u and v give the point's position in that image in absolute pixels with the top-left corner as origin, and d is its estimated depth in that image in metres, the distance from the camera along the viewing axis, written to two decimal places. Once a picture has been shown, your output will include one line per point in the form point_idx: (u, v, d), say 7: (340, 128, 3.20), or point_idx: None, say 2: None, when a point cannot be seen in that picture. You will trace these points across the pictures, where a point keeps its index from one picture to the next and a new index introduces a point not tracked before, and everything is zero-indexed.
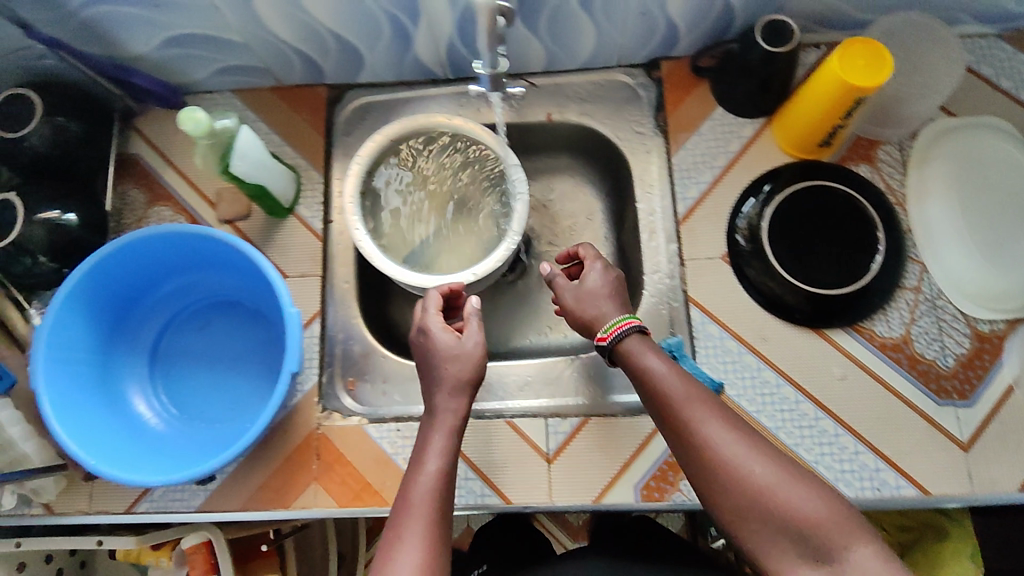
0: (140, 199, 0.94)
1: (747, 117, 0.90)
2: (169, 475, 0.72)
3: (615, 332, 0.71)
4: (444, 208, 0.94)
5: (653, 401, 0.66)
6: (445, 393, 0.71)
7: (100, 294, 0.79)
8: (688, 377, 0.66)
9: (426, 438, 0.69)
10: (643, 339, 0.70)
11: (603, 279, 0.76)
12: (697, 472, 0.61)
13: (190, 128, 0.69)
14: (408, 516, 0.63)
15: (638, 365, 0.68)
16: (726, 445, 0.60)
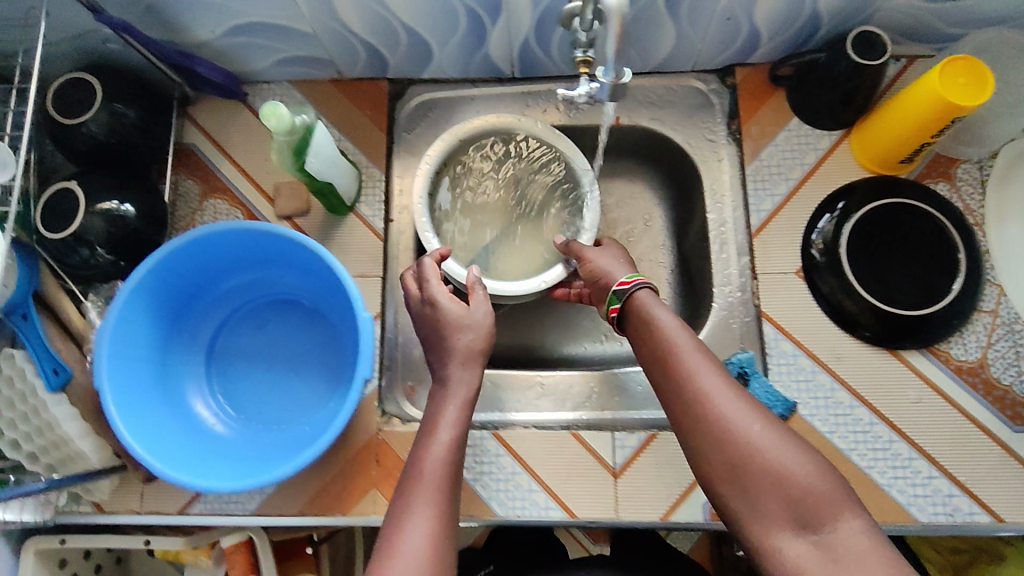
0: (194, 191, 0.91)
1: (824, 129, 0.88)
2: (238, 480, 0.71)
3: (635, 282, 0.73)
4: (509, 211, 0.93)
5: (658, 360, 0.67)
6: (458, 361, 0.73)
7: (164, 291, 0.77)
8: (696, 342, 0.67)
9: (437, 408, 0.70)
10: (656, 301, 0.71)
11: (613, 247, 0.81)
12: (695, 432, 0.62)
13: (273, 123, 0.66)
14: (418, 483, 0.64)
15: (650, 326, 0.69)
16: (728, 408, 0.61)
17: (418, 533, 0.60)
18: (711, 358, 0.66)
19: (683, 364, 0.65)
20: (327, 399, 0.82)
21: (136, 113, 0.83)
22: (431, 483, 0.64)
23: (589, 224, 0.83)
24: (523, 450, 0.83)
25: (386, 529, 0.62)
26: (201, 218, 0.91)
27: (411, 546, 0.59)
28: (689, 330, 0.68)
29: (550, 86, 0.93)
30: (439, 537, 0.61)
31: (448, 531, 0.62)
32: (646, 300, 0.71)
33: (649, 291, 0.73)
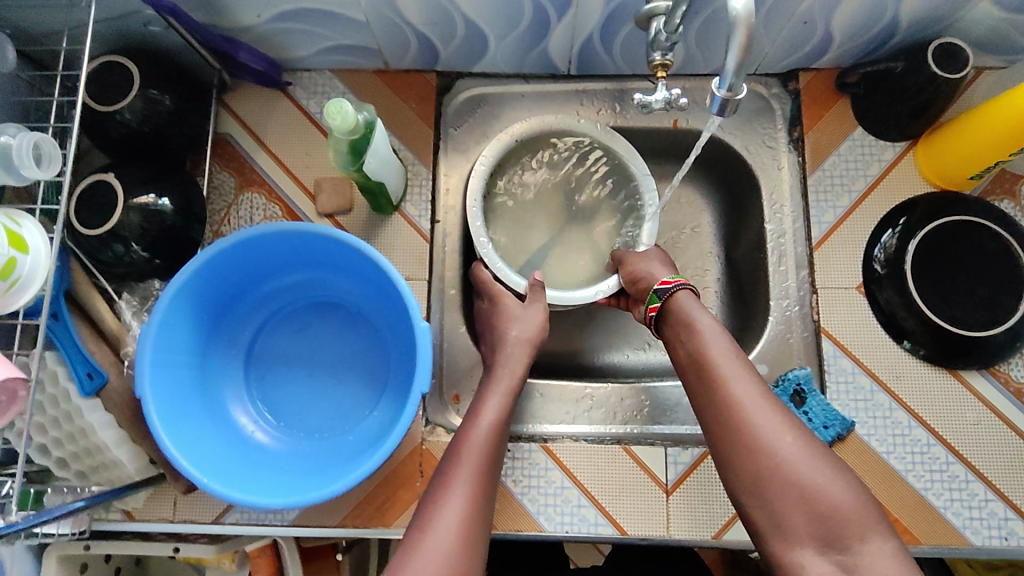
0: (229, 184, 0.87)
1: (889, 140, 0.85)
2: (284, 495, 0.67)
3: (677, 282, 0.71)
4: (560, 215, 0.91)
5: (692, 360, 0.66)
6: (509, 351, 0.76)
7: (206, 292, 0.73)
8: (731, 345, 0.65)
9: (483, 393, 0.72)
10: (694, 301, 0.70)
11: (657, 251, 0.79)
12: (723, 436, 0.61)
13: (338, 122, 0.64)
14: (459, 463, 0.65)
15: (687, 327, 0.67)
16: (760, 415, 0.59)
17: (453, 514, 0.60)
18: (746, 365, 0.63)
19: (716, 368, 0.63)
20: (371, 407, 0.78)
21: (172, 100, 0.78)
22: (472, 464, 0.65)
23: (648, 233, 0.82)
24: (571, 464, 0.80)
25: (423, 507, 0.62)
26: (237, 214, 0.86)
27: (445, 524, 0.59)
28: (725, 332, 0.66)
29: (606, 86, 0.90)
30: (473, 519, 0.61)
31: (483, 517, 0.62)
32: (685, 300, 0.70)
33: (688, 292, 0.71)
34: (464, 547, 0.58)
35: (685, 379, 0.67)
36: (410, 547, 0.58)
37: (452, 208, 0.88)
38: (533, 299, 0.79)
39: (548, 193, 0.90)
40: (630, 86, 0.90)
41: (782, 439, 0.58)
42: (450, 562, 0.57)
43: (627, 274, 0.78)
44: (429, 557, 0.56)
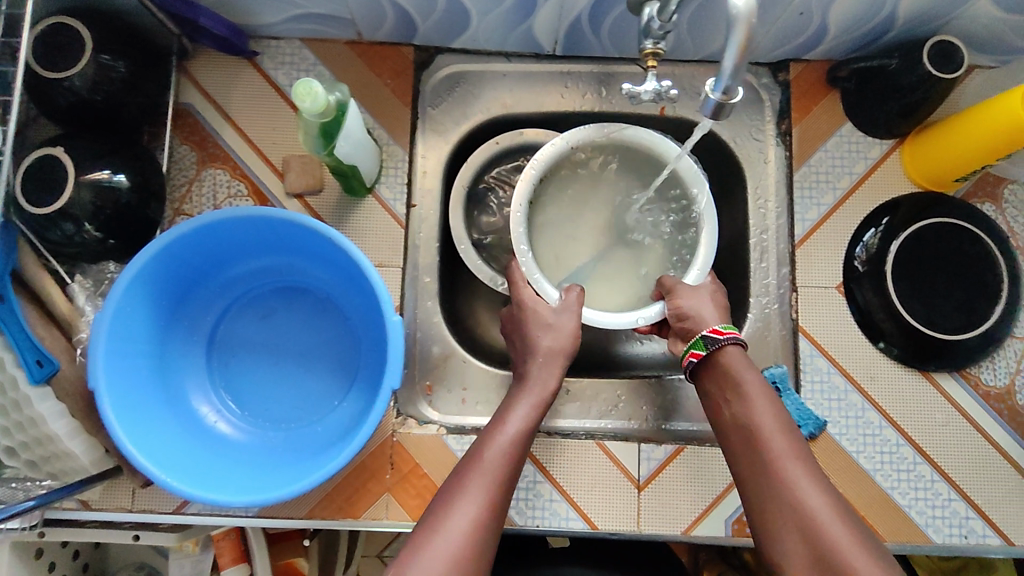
0: (190, 158, 0.82)
1: (876, 138, 0.84)
2: (246, 494, 0.65)
3: (730, 335, 0.69)
4: (606, 237, 0.88)
5: (735, 420, 0.65)
6: (540, 363, 0.74)
7: (166, 278, 0.70)
8: (781, 414, 0.63)
9: (510, 403, 0.71)
10: (746, 358, 0.68)
11: (711, 290, 0.76)
12: (763, 504, 0.59)
13: (307, 104, 0.60)
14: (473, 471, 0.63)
15: (734, 386, 0.66)
16: (803, 487, 0.57)
17: (461, 526, 0.59)
18: (796, 439, 0.61)
19: (764, 438, 0.61)
20: (340, 397, 0.76)
21: (128, 67, 0.73)
22: (488, 474, 0.63)
23: (701, 259, 0.78)
24: (544, 457, 0.79)
25: (431, 512, 0.61)
26: (198, 190, 0.81)
27: (449, 534, 0.58)
28: (778, 402, 0.64)
29: (591, 68, 0.87)
30: (480, 536, 0.59)
31: (491, 534, 0.60)
32: (734, 356, 0.68)
33: (739, 347, 0.69)
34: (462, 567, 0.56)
35: (729, 444, 0.66)
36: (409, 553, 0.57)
37: (428, 192, 0.85)
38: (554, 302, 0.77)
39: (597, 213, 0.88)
40: (617, 70, 0.87)
41: (826, 518, 0.55)
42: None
43: (673, 308, 0.75)
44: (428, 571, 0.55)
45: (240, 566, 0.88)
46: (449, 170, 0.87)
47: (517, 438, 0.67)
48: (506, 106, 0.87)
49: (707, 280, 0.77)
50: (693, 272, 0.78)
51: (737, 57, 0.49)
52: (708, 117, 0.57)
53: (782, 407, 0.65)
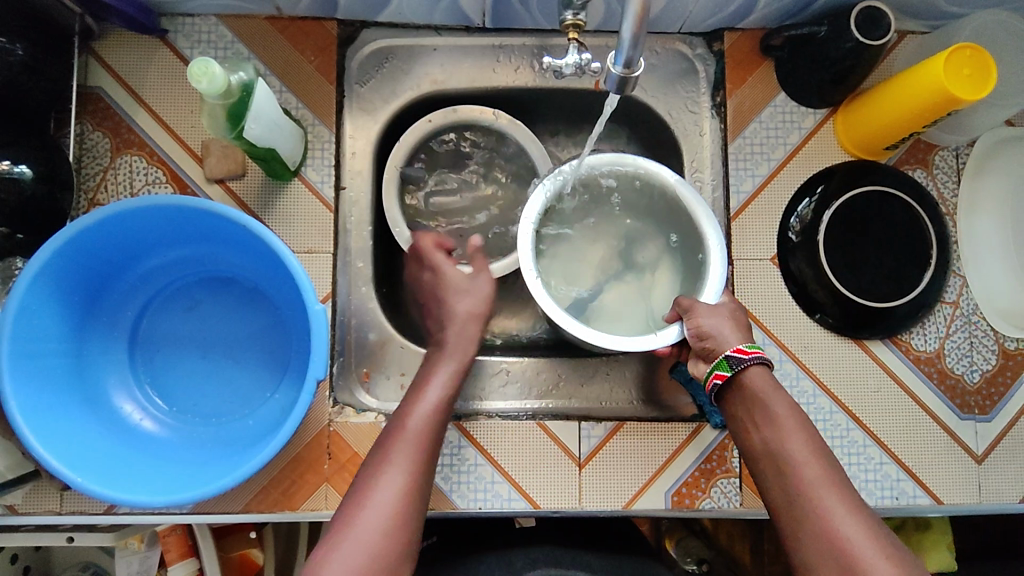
0: (104, 145, 0.77)
1: (810, 107, 0.84)
2: (173, 493, 0.63)
3: (756, 354, 0.62)
4: (611, 268, 0.85)
5: (767, 449, 0.59)
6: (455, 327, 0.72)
7: (73, 276, 0.67)
8: (814, 440, 0.59)
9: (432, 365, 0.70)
10: (772, 379, 0.62)
11: (730, 307, 0.69)
12: (802, 539, 0.55)
13: (203, 84, 0.59)
14: (390, 450, 0.62)
15: (764, 410, 0.60)
16: (845, 521, 0.54)
17: (390, 493, 0.60)
18: (831, 466, 0.57)
19: (798, 465, 0.57)
20: (272, 389, 0.74)
21: (27, 51, 0.69)
22: (406, 451, 0.62)
23: (714, 271, 0.71)
24: (483, 439, 0.78)
25: (350, 493, 0.61)
26: (113, 178, 0.77)
27: (379, 501, 0.59)
28: (811, 426, 0.60)
29: (524, 40, 0.84)
30: (401, 513, 0.59)
31: (424, 490, 0.62)
32: (760, 379, 0.61)
33: (765, 367, 0.62)
34: (383, 549, 0.57)
35: (759, 471, 0.61)
36: (330, 540, 0.57)
37: (359, 173, 0.82)
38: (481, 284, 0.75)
39: (604, 245, 0.86)
40: (551, 42, 0.84)
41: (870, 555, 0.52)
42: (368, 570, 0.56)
43: (692, 328, 0.67)
44: (349, 554, 0.56)
45: (188, 561, 0.86)
46: (380, 150, 0.85)
47: (430, 414, 0.66)
48: (437, 83, 0.84)
49: (729, 300, 0.70)
50: (711, 291, 0.71)
51: (634, 27, 0.51)
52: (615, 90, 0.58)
53: (814, 430, 0.60)
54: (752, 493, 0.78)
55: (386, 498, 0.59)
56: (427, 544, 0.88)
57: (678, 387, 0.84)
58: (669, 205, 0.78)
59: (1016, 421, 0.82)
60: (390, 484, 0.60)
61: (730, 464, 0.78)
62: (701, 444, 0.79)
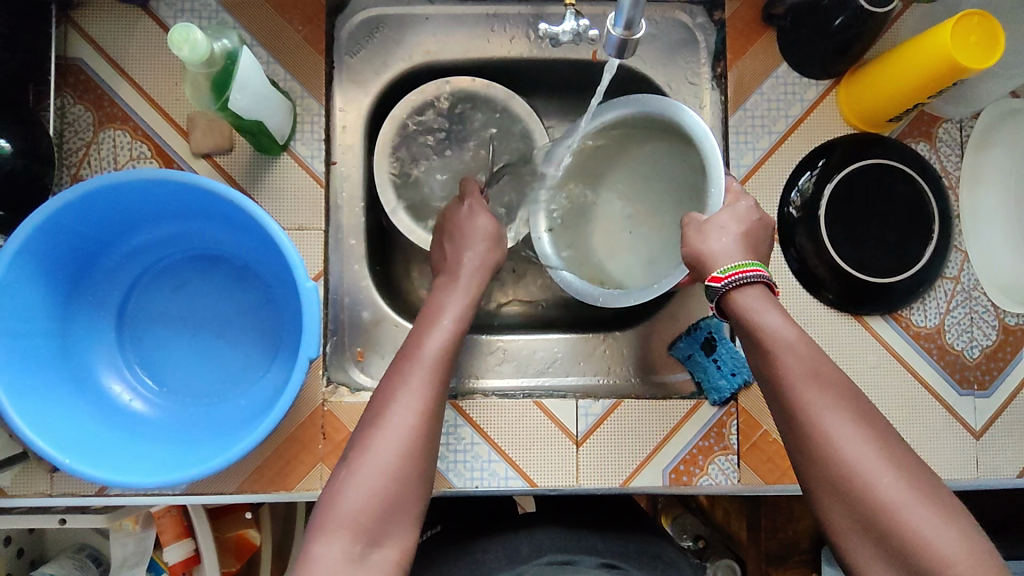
0: (86, 119, 0.75)
1: (812, 78, 0.82)
2: (164, 471, 0.62)
3: (730, 279, 0.60)
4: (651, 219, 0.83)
5: (765, 366, 0.58)
6: (472, 265, 0.75)
7: (55, 251, 0.65)
8: (816, 355, 0.56)
9: (441, 301, 0.72)
10: (762, 299, 0.59)
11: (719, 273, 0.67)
12: (807, 464, 0.54)
13: (185, 51, 0.57)
14: (404, 372, 0.64)
15: (752, 335, 0.58)
16: (850, 439, 0.52)
17: (402, 422, 0.60)
18: (836, 383, 0.55)
19: (797, 383, 0.55)
20: (264, 368, 0.72)
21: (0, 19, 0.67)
22: (419, 372, 0.64)
23: (717, 177, 0.68)
24: (481, 419, 0.77)
25: (366, 415, 0.62)
26: (97, 153, 0.75)
27: (385, 436, 0.59)
28: (799, 345, 0.56)
29: (519, 9, 0.82)
30: (418, 433, 0.60)
31: (432, 421, 0.62)
32: (747, 301, 0.60)
33: (752, 287, 0.60)
34: (394, 476, 0.57)
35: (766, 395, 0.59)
36: (348, 461, 0.58)
37: (350, 148, 0.81)
38: (474, 222, 0.78)
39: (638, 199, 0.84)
40: (547, 11, 0.82)
41: (880, 473, 0.50)
42: (387, 489, 0.57)
43: None
44: (369, 474, 0.57)
45: (184, 542, 0.84)
46: (372, 124, 0.83)
47: (443, 342, 0.67)
48: (430, 54, 0.82)
49: (737, 198, 0.68)
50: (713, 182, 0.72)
51: None
52: (615, 56, 0.58)
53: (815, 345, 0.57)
54: (750, 470, 0.77)
55: (403, 418, 0.60)
56: (430, 532, 0.85)
57: (676, 364, 0.83)
58: (667, 131, 0.75)
59: (1016, 397, 0.81)
60: (406, 406, 0.61)
61: (728, 441, 0.78)
62: (701, 420, 0.78)
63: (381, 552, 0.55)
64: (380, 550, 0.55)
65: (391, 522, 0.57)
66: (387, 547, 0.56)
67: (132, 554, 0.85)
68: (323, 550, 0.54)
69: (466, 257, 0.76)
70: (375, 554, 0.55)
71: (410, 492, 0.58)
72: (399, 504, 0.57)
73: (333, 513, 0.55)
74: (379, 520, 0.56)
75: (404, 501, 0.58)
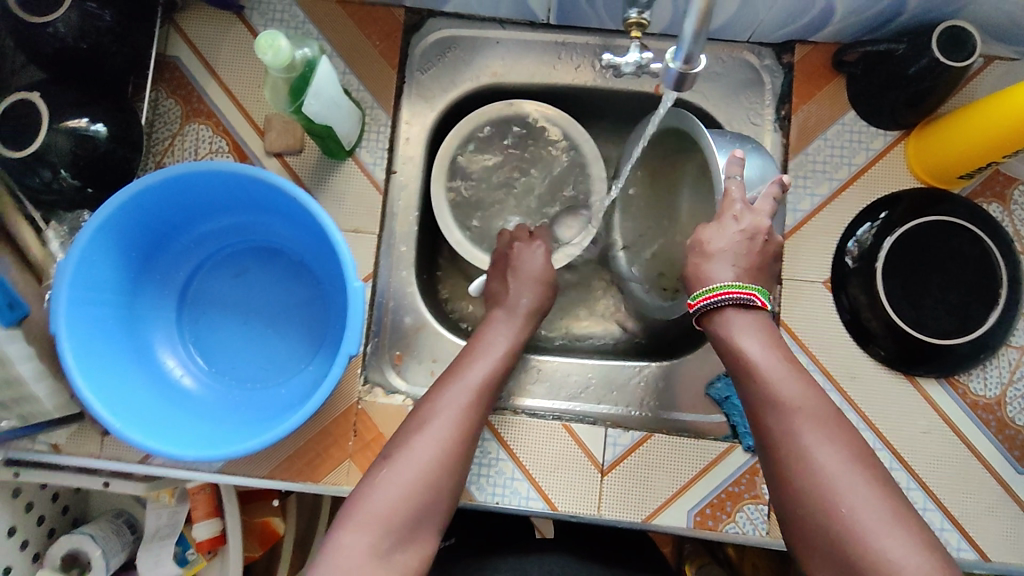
0: (175, 112, 0.81)
1: (880, 128, 0.80)
2: (204, 446, 0.65)
3: (700, 305, 0.63)
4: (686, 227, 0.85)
5: (743, 386, 0.59)
6: (524, 287, 0.78)
7: (133, 228, 0.70)
8: (799, 378, 0.57)
9: (491, 327, 0.74)
10: (746, 320, 0.61)
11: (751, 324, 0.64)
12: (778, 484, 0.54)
13: (268, 56, 0.61)
14: (448, 390, 0.65)
15: (732, 354, 0.60)
16: (826, 459, 0.52)
17: (440, 433, 0.62)
18: (820, 407, 0.55)
19: (777, 403, 0.55)
20: (307, 360, 0.76)
21: (115, 17, 0.73)
22: (465, 390, 0.65)
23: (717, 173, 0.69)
24: (508, 435, 0.77)
25: (409, 423, 0.63)
26: (181, 144, 0.81)
27: (422, 445, 0.60)
28: (767, 366, 0.57)
29: (587, 39, 0.84)
30: (453, 448, 0.61)
31: (468, 436, 0.63)
32: (727, 320, 0.61)
33: (722, 308, 0.62)
34: (424, 481, 0.58)
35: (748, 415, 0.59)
36: (384, 464, 0.60)
37: (411, 159, 0.84)
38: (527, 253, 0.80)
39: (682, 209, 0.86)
40: (614, 42, 0.84)
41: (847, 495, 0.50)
42: (417, 495, 0.58)
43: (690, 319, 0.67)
44: (402, 478, 0.58)
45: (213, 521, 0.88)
46: (434, 138, 0.86)
47: (490, 365, 0.69)
48: (496, 76, 0.85)
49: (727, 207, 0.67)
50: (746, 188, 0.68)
51: (696, 24, 0.50)
52: (673, 89, 0.59)
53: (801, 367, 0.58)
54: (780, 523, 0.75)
55: (442, 429, 0.62)
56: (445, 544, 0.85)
57: (712, 405, 0.81)
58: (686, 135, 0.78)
59: None
60: (445, 419, 0.63)
61: (760, 489, 0.75)
62: (732, 464, 0.76)
63: (405, 556, 0.55)
64: (403, 552, 0.55)
65: (419, 527, 0.57)
66: (411, 551, 0.56)
67: (165, 525, 0.88)
68: (349, 542, 0.54)
69: (518, 289, 0.77)
70: (399, 555, 0.55)
71: (439, 502, 0.59)
72: (427, 512, 0.58)
73: (361, 510, 0.56)
74: (406, 523, 0.56)
75: (429, 511, 0.58)
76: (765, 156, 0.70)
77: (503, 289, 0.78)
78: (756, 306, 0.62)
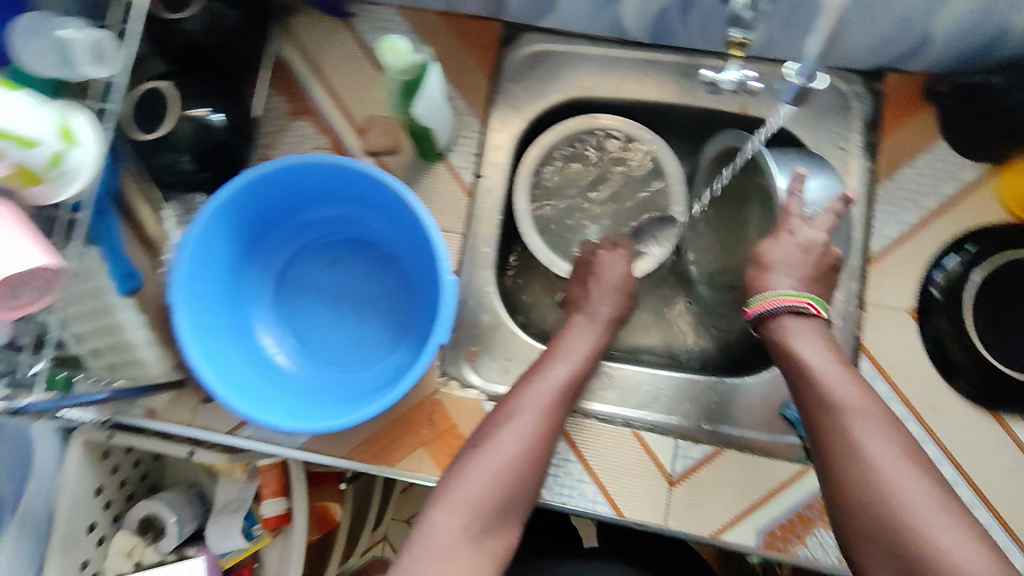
0: (283, 109, 0.86)
1: (971, 159, 0.80)
2: (297, 420, 0.68)
3: (756, 312, 0.69)
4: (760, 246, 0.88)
5: (800, 388, 0.63)
6: (604, 293, 0.79)
7: (246, 212, 0.75)
8: (856, 382, 0.61)
9: (571, 331, 0.76)
10: (803, 328, 0.66)
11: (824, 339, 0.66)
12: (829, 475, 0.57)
13: (390, 58, 0.66)
14: (532, 388, 0.67)
15: (790, 360, 0.64)
16: (877, 450, 0.55)
17: (525, 428, 0.64)
18: (874, 405, 0.58)
19: (835, 402, 0.59)
20: (390, 349, 0.79)
21: (237, 18, 0.79)
22: (548, 389, 0.67)
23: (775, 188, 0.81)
24: (579, 438, 0.79)
25: (495, 416, 0.65)
26: (286, 139, 0.86)
27: (509, 438, 0.62)
28: (823, 367, 0.62)
29: (676, 58, 0.86)
30: (537, 443, 0.63)
31: (550, 434, 0.65)
32: (788, 327, 0.66)
33: (779, 315, 0.67)
34: (509, 472, 0.60)
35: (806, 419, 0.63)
36: (473, 453, 0.62)
37: (498, 164, 0.86)
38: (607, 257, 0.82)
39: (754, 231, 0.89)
40: (702, 62, 0.86)
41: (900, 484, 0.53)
42: (504, 485, 0.60)
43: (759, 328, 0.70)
44: (491, 467, 0.60)
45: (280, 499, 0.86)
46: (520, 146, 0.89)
47: (572, 367, 0.71)
48: (585, 89, 0.88)
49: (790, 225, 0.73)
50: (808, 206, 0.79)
51: None
52: None
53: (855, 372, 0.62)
54: None
55: (527, 424, 0.64)
56: None
57: (783, 425, 0.80)
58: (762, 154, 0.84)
59: None
60: (530, 414, 0.65)
61: None
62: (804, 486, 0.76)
63: (491, 542, 0.58)
64: (491, 537, 0.58)
65: (505, 516, 0.59)
66: (497, 537, 0.58)
67: (233, 500, 0.88)
68: (441, 524, 0.57)
69: (597, 296, 0.79)
70: (487, 540, 0.57)
71: (522, 493, 0.61)
72: (511, 502, 0.60)
73: (451, 495, 0.58)
74: (493, 511, 0.58)
75: (515, 501, 0.61)
76: (830, 174, 0.81)
77: (583, 293, 0.80)
78: (811, 314, 0.67)
